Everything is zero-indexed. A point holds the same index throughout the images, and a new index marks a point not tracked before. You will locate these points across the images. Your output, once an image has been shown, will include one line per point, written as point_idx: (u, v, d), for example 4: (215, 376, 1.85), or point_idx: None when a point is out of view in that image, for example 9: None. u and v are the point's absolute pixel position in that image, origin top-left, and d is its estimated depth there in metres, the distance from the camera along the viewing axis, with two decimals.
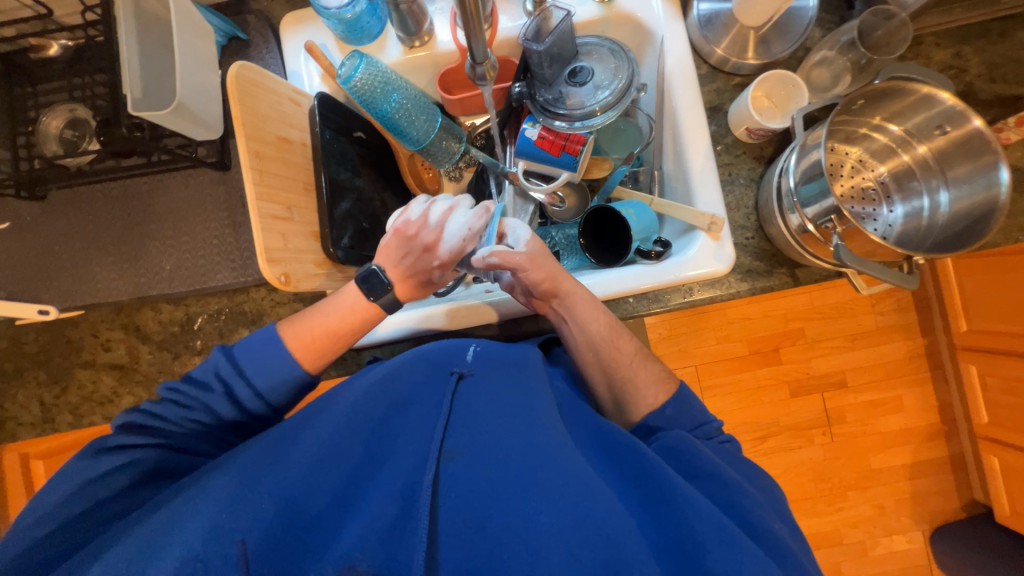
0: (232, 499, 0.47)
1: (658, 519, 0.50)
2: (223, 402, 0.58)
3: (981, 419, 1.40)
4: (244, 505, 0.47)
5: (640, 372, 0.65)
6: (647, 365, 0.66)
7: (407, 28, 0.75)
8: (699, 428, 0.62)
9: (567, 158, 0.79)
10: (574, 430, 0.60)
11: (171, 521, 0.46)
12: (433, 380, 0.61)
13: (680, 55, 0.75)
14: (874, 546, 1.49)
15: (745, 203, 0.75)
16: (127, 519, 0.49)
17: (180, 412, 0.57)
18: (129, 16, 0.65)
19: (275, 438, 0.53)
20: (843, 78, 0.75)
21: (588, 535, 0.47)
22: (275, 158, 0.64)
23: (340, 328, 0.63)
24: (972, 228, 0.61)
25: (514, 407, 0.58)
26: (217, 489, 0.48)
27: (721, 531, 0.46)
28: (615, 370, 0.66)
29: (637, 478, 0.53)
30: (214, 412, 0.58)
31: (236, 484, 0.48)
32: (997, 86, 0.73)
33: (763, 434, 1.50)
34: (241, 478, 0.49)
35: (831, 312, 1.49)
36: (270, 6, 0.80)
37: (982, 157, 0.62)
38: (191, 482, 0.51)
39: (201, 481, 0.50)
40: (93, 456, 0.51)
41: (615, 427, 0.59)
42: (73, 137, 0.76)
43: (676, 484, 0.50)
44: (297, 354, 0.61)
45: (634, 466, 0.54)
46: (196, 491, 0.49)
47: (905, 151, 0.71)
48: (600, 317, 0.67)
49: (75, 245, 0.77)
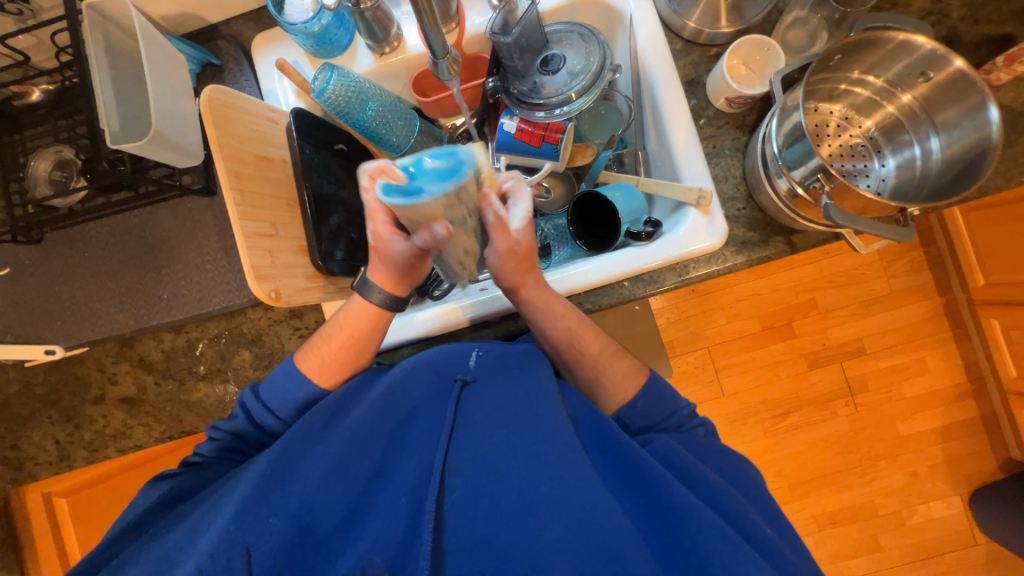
0: (238, 518, 0.49)
1: (655, 522, 0.51)
2: (244, 426, 0.63)
3: (1009, 373, 1.37)
4: (254, 522, 0.50)
5: (611, 369, 0.65)
6: (616, 363, 0.66)
7: (374, 35, 0.75)
8: (672, 417, 0.62)
9: (548, 147, 0.79)
10: (580, 430, 0.60)
11: (189, 539, 0.51)
12: (436, 389, 0.62)
13: (650, 32, 0.74)
14: (912, 515, 1.45)
15: (733, 174, 0.74)
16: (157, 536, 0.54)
17: (211, 445, 0.62)
18: (102, 53, 0.66)
19: (284, 453, 0.55)
20: (820, 35, 0.74)
21: (591, 548, 0.47)
22: (255, 177, 0.64)
23: (348, 343, 0.65)
24: (966, 172, 0.59)
25: (521, 414, 0.58)
26: (226, 508, 0.51)
27: (718, 533, 0.47)
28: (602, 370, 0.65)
29: (637, 484, 0.54)
30: (237, 436, 0.63)
31: (241, 500, 0.50)
32: (983, 27, 0.71)
33: (784, 410, 1.47)
34: (247, 494, 0.51)
35: (841, 279, 1.47)
36: (240, 29, 0.81)
37: (969, 98, 0.60)
38: (215, 491, 0.57)
39: (214, 499, 0.55)
40: (149, 485, 0.59)
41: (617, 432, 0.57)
42: (62, 178, 0.77)
43: (676, 492, 0.50)
44: (314, 377, 0.64)
45: (634, 471, 0.54)
46: (211, 508, 0.53)
47: (890, 102, 0.69)
48: (582, 332, 0.66)
49: (75, 284, 0.78)
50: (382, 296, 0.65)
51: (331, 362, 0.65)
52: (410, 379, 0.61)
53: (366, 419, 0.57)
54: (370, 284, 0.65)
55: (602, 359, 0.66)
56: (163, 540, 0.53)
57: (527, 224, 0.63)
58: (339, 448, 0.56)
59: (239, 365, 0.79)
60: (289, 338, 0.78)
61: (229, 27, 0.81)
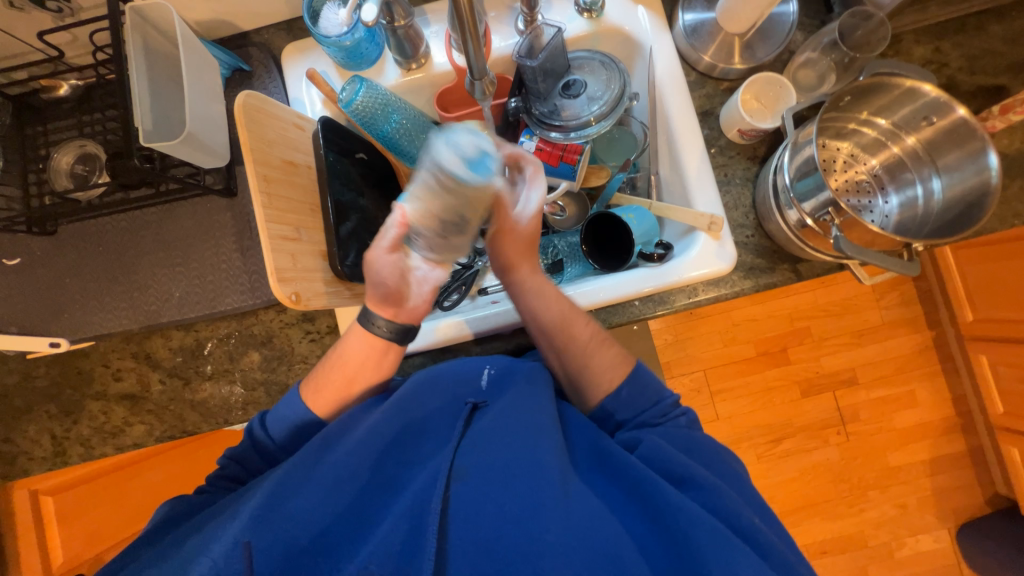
0: (255, 516, 0.51)
1: (652, 529, 0.52)
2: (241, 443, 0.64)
3: (997, 409, 1.39)
4: (266, 523, 0.51)
5: (600, 355, 0.65)
6: (605, 350, 0.66)
7: (404, 52, 0.78)
8: (657, 406, 0.63)
9: (565, 167, 0.84)
10: (583, 449, 0.60)
11: (203, 543, 0.51)
12: (446, 408, 0.63)
13: (668, 64, 0.77)
14: (901, 547, 1.46)
15: (743, 202, 0.76)
16: (154, 552, 0.54)
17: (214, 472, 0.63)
18: (140, 55, 0.68)
19: (293, 469, 0.55)
20: (828, 77, 0.77)
21: (587, 556, 0.49)
22: (282, 182, 0.66)
23: (344, 375, 0.64)
24: (967, 213, 0.63)
25: (527, 429, 0.57)
26: (242, 512, 0.52)
27: (713, 535, 0.48)
28: (574, 355, 0.65)
29: (636, 493, 0.54)
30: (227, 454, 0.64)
31: (257, 506, 0.52)
32: (979, 77, 0.75)
33: (778, 436, 1.49)
34: (265, 498, 0.53)
35: (837, 309, 1.50)
36: (271, 38, 0.83)
37: (970, 144, 0.63)
38: (230, 503, 0.56)
39: (228, 509, 0.55)
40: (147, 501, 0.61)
41: (612, 445, 0.57)
42: (83, 172, 0.78)
43: (669, 494, 0.51)
44: (309, 401, 0.64)
45: (634, 485, 0.54)
46: (226, 516, 0.54)
47: (895, 143, 0.73)
48: (562, 300, 0.67)
49: (86, 276, 0.78)
50: (381, 330, 0.64)
51: (336, 397, 0.64)
52: (422, 392, 0.62)
53: (375, 429, 0.58)
54: (371, 314, 0.64)
55: (592, 346, 0.65)
56: (186, 540, 0.53)
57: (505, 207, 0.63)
58: (347, 456, 0.56)
59: (247, 366, 0.78)
60: (299, 341, 0.79)
61: (260, 35, 0.84)
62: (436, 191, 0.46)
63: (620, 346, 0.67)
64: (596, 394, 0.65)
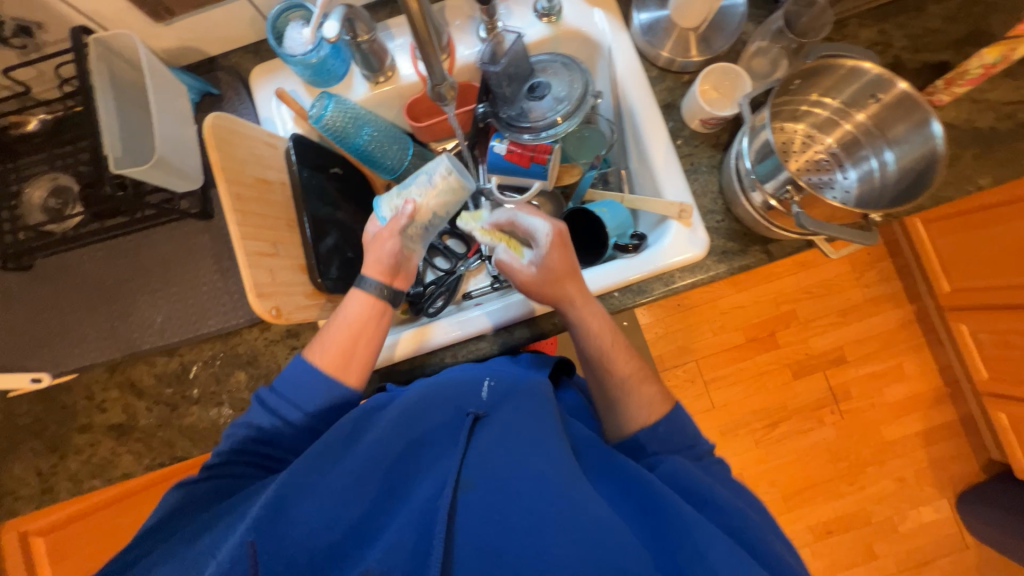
0: (261, 516, 0.52)
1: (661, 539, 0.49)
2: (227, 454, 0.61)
3: (981, 375, 1.42)
4: (276, 525, 0.52)
5: (638, 395, 0.64)
6: (645, 389, 0.65)
7: (370, 65, 0.80)
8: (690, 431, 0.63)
9: (537, 168, 0.84)
10: (592, 457, 0.58)
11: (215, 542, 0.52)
12: (451, 420, 0.61)
13: (627, 60, 0.81)
14: (903, 521, 1.48)
15: (710, 188, 0.79)
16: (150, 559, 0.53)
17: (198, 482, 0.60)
18: (106, 84, 0.69)
19: (301, 476, 0.56)
20: (780, 63, 0.80)
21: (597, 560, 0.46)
22: (255, 200, 0.66)
23: (346, 344, 0.66)
24: (919, 180, 0.66)
25: (533, 437, 0.56)
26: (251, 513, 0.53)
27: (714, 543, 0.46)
28: (610, 385, 0.66)
29: (647, 502, 0.52)
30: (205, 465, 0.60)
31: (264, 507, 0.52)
32: (923, 55, 0.79)
33: (774, 420, 1.50)
34: (271, 501, 0.53)
35: (818, 290, 1.53)
36: (238, 61, 0.85)
37: (915, 115, 0.67)
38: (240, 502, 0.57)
39: (237, 511, 0.56)
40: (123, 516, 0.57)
41: (625, 459, 0.57)
42: (56, 205, 0.78)
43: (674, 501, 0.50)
44: (310, 371, 0.64)
45: (643, 492, 0.52)
46: (234, 518, 0.55)
47: (846, 121, 0.76)
48: (603, 334, 0.66)
49: (65, 309, 0.77)
50: (379, 290, 0.69)
51: (336, 359, 0.66)
52: (425, 407, 0.62)
53: (382, 441, 0.58)
54: (366, 277, 0.69)
55: (630, 382, 0.66)
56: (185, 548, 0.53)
57: (556, 246, 0.65)
58: (353, 467, 0.57)
59: (234, 387, 0.78)
60: (286, 358, 0.79)
61: (227, 59, 0.85)
62: (447, 185, 0.68)
63: (657, 384, 0.67)
64: (627, 427, 0.63)
